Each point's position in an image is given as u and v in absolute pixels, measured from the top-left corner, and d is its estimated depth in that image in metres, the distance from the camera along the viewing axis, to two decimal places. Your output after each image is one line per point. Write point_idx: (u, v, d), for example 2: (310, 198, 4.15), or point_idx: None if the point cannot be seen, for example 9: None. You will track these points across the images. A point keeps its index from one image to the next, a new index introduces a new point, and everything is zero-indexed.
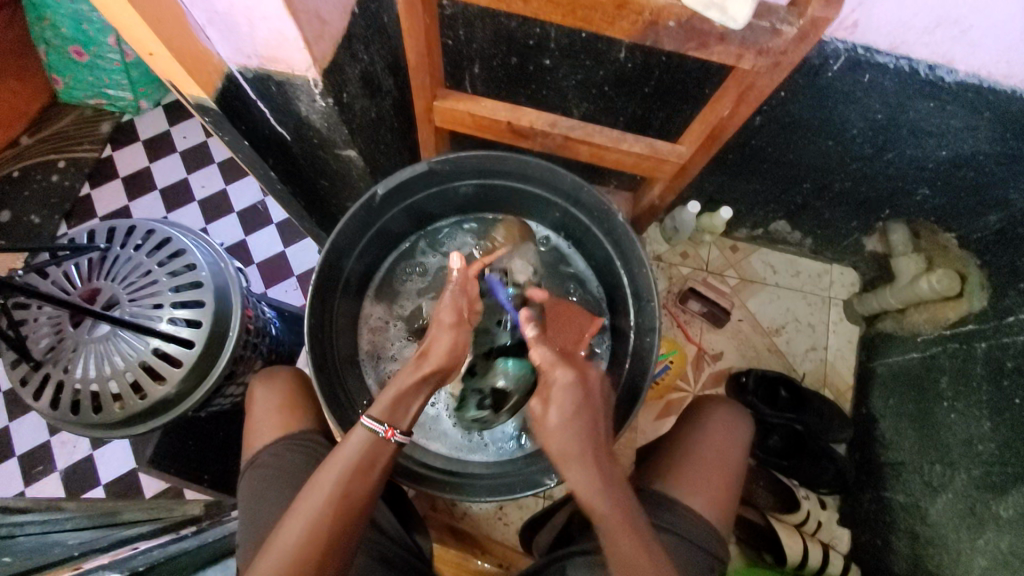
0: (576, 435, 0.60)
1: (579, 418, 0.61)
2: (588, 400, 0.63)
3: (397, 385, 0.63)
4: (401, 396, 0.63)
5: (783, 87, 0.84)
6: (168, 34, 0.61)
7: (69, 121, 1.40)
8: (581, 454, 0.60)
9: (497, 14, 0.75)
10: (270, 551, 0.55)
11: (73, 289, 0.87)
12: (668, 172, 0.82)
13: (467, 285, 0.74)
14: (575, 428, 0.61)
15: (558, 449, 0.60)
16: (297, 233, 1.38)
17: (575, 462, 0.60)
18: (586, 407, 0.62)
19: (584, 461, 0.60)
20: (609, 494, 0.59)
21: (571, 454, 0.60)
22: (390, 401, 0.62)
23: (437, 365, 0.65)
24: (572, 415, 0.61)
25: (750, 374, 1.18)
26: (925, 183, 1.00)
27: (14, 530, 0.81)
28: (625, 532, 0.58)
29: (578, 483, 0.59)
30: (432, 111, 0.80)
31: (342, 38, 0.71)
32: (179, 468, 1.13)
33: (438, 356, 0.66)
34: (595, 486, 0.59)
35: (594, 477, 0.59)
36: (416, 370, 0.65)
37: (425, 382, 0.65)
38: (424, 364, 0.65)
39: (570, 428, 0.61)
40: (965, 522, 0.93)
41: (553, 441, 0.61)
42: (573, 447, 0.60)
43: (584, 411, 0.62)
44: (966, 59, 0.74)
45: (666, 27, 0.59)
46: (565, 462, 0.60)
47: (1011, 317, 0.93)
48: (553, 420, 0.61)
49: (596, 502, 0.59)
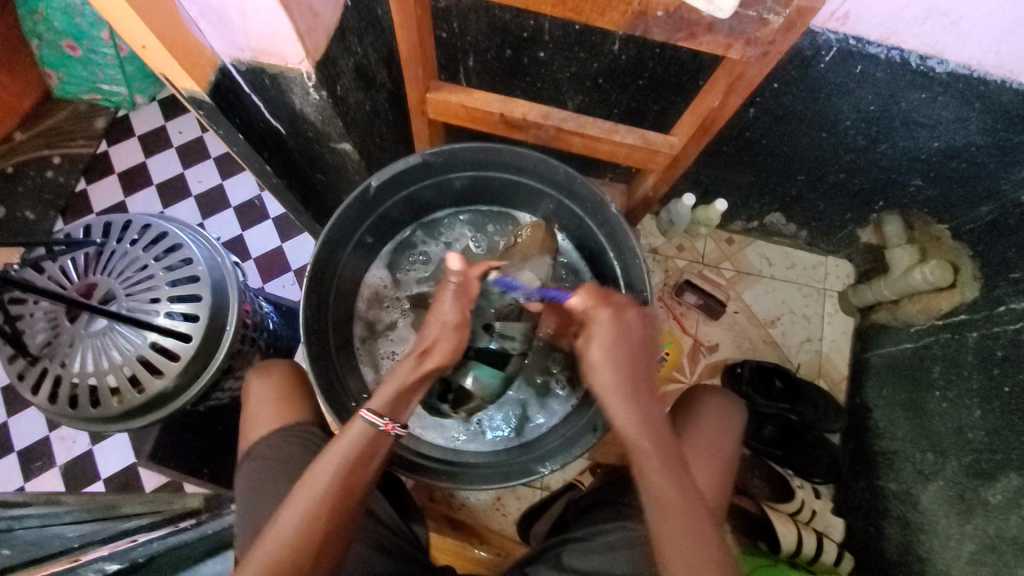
0: (617, 366, 0.65)
1: (618, 351, 0.66)
2: (628, 337, 0.67)
3: (398, 382, 0.64)
4: (401, 394, 0.64)
5: (776, 79, 0.85)
6: (160, 28, 0.61)
7: (62, 116, 1.39)
8: (619, 386, 0.64)
9: (491, 6, 0.75)
10: (266, 540, 0.55)
11: (70, 284, 0.87)
12: (661, 163, 0.82)
13: (466, 284, 0.72)
14: (614, 362, 0.65)
15: (600, 381, 0.65)
16: (294, 227, 1.38)
17: (614, 394, 0.64)
18: (624, 341, 0.66)
19: (623, 391, 0.64)
20: (645, 427, 0.62)
21: (610, 386, 0.64)
22: (392, 398, 0.63)
23: (435, 366, 0.66)
24: (611, 348, 0.66)
25: (746, 365, 1.20)
26: (918, 174, 1.01)
27: (13, 523, 0.80)
28: (651, 451, 0.60)
29: (616, 412, 0.63)
30: (425, 104, 0.80)
31: (334, 30, 0.71)
32: (177, 464, 1.12)
33: (441, 354, 0.67)
34: (634, 417, 0.63)
35: (630, 405, 0.63)
36: (417, 367, 0.65)
37: (424, 379, 0.66)
38: (427, 361, 0.66)
39: (609, 362, 0.65)
40: (955, 509, 0.94)
41: (596, 373, 0.65)
42: (612, 380, 0.64)
43: (622, 346, 0.66)
44: (957, 49, 0.75)
45: (655, 17, 0.59)
46: (607, 393, 0.64)
47: (1002, 307, 0.94)
48: (596, 354, 0.66)
49: (629, 427, 0.62)
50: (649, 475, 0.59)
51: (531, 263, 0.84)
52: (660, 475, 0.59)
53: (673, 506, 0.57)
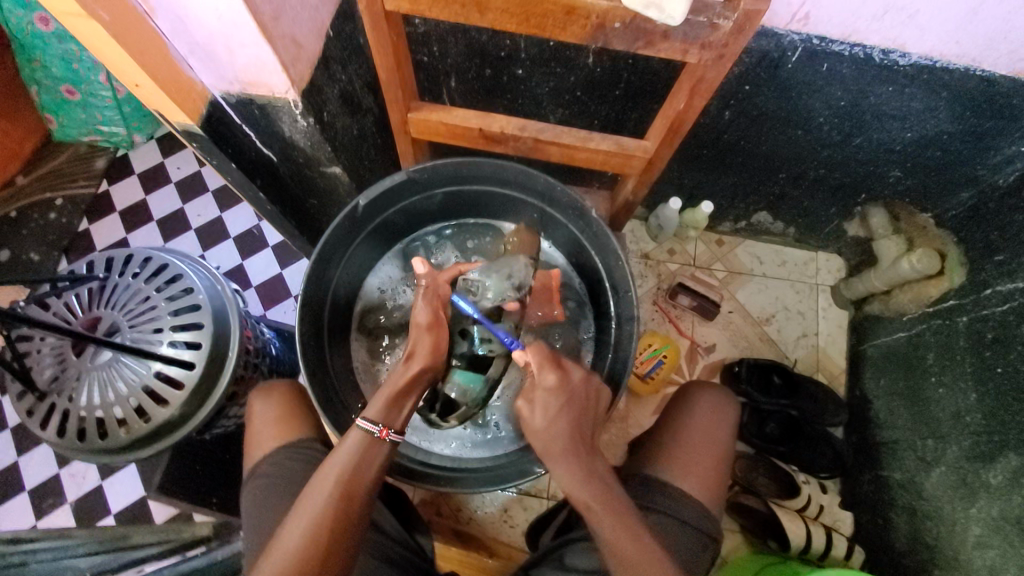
0: (561, 432, 0.63)
1: (561, 418, 0.63)
2: (572, 400, 0.65)
3: (388, 390, 0.66)
4: (392, 402, 0.65)
5: (747, 82, 0.88)
6: (153, 66, 0.64)
7: (64, 158, 1.44)
8: (563, 450, 0.62)
9: (467, 29, 0.79)
10: (273, 551, 0.57)
11: (75, 318, 0.90)
12: (637, 167, 0.85)
13: (438, 287, 0.76)
14: (560, 425, 0.63)
15: (545, 446, 0.63)
16: (293, 254, 1.41)
17: (557, 458, 0.62)
18: (570, 402, 0.65)
19: (564, 457, 0.62)
20: (593, 487, 0.61)
21: (556, 453, 0.62)
22: (385, 404, 0.65)
23: (428, 363, 0.69)
24: (555, 413, 0.63)
25: (743, 363, 1.21)
26: (896, 165, 1.03)
27: (27, 559, 0.83)
28: (611, 523, 0.60)
29: (561, 476, 0.62)
30: (408, 124, 0.83)
31: (318, 60, 0.74)
32: (187, 494, 1.12)
33: (424, 355, 0.69)
34: (577, 481, 0.61)
35: (577, 468, 0.62)
36: (405, 371, 0.67)
37: (414, 382, 0.67)
38: (421, 359, 0.68)
39: (554, 427, 0.63)
40: (958, 493, 0.94)
41: (540, 439, 0.63)
42: (558, 445, 0.62)
43: (567, 409, 0.64)
44: (916, 42, 0.78)
45: (614, 28, 0.62)
46: (549, 457, 0.63)
47: (988, 289, 0.95)
48: (538, 421, 0.63)
49: (579, 495, 0.61)
50: (612, 541, 0.60)
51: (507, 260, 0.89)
52: (623, 539, 0.60)
53: (632, 560, 0.59)
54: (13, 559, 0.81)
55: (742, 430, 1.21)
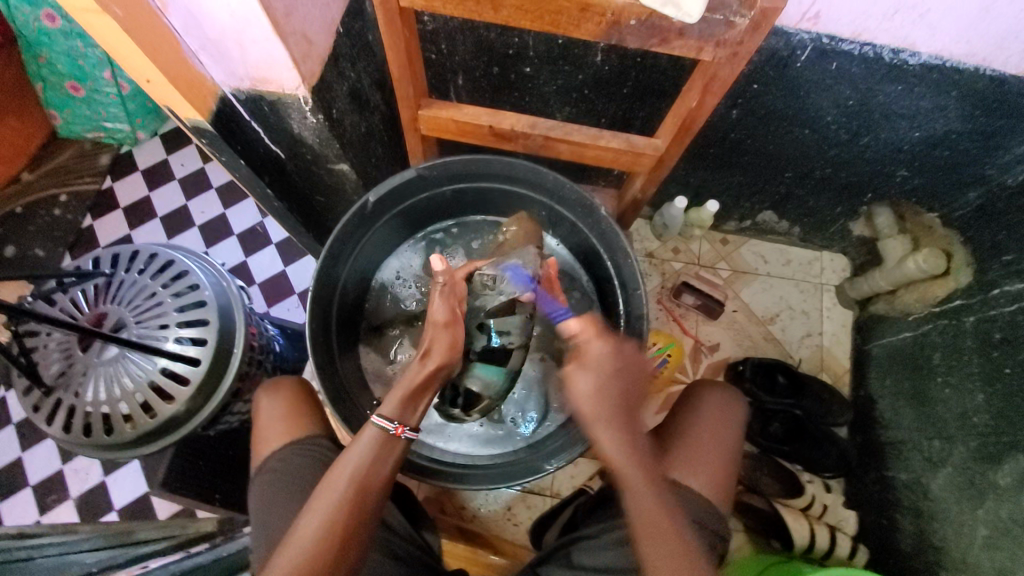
0: (609, 399, 0.62)
1: (610, 387, 0.62)
2: (624, 369, 0.63)
3: (404, 386, 0.65)
4: (408, 398, 0.65)
5: (755, 81, 0.88)
6: (165, 62, 0.64)
7: (67, 155, 1.44)
8: (611, 418, 0.61)
9: (477, 26, 0.79)
10: (288, 546, 0.56)
11: (81, 314, 0.90)
12: (646, 165, 0.85)
13: (454, 285, 0.75)
14: (609, 393, 0.62)
15: (592, 411, 0.62)
16: (298, 251, 1.41)
17: (605, 424, 0.61)
18: (623, 371, 0.63)
19: (611, 424, 0.61)
20: (633, 457, 0.61)
21: (601, 418, 0.61)
22: (400, 400, 0.64)
23: (443, 360, 0.68)
24: (605, 381, 0.62)
25: (748, 362, 1.21)
26: (903, 165, 1.03)
27: (33, 553, 0.83)
28: (647, 494, 0.60)
29: (606, 442, 0.61)
30: (417, 120, 0.83)
31: (328, 57, 0.74)
32: (189, 489, 1.08)
33: (441, 353, 0.68)
34: (620, 448, 0.61)
35: (622, 437, 0.61)
36: (421, 368, 0.67)
37: (430, 379, 0.67)
38: (437, 357, 0.67)
39: (603, 393, 0.62)
40: (964, 493, 0.94)
41: (586, 405, 0.62)
42: (603, 411, 0.62)
43: (618, 378, 0.63)
44: (927, 41, 0.78)
45: (628, 26, 0.62)
46: (596, 422, 0.62)
47: (996, 289, 0.95)
48: (586, 385, 0.62)
49: (624, 463, 0.61)
50: (642, 511, 0.60)
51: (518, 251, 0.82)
52: (653, 518, 0.60)
53: (657, 532, 0.59)
54: (19, 554, 0.81)
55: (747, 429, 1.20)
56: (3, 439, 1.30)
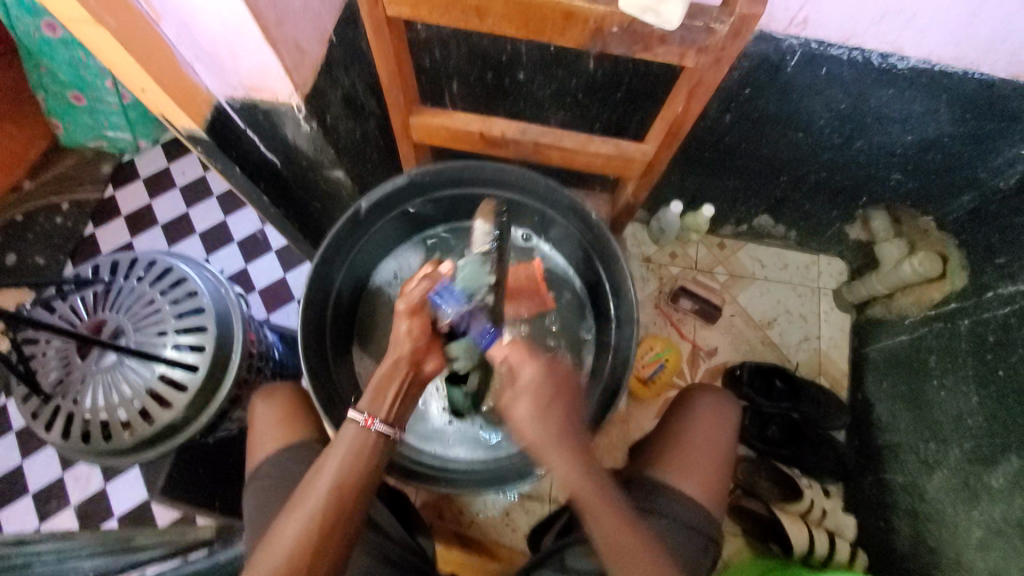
0: (549, 424, 0.60)
1: (552, 412, 0.61)
2: (559, 391, 0.62)
3: (373, 378, 0.66)
4: (376, 390, 0.65)
5: (747, 85, 0.88)
6: (159, 71, 0.66)
7: (70, 163, 1.46)
8: (556, 444, 0.60)
9: (469, 34, 0.80)
10: (268, 547, 0.57)
11: (81, 321, 0.91)
12: (637, 170, 0.85)
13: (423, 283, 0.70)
14: (547, 419, 0.60)
15: (535, 440, 0.61)
16: (297, 257, 1.42)
17: (551, 452, 0.60)
18: (558, 392, 0.62)
19: (559, 450, 0.60)
20: (589, 480, 0.60)
21: (545, 445, 0.60)
22: (372, 394, 0.65)
23: (406, 350, 0.67)
24: (545, 407, 0.61)
25: (745, 366, 1.21)
26: (896, 168, 1.04)
27: (31, 560, 0.83)
28: (610, 517, 0.60)
29: (555, 470, 0.60)
30: (409, 128, 0.84)
31: (321, 65, 0.75)
32: (186, 496, 1.07)
33: (400, 342, 0.67)
34: (575, 473, 0.60)
35: (569, 463, 0.60)
36: (387, 359, 0.67)
37: (396, 370, 0.66)
38: (399, 346, 0.67)
39: (543, 419, 0.60)
40: (960, 496, 0.94)
41: (530, 433, 0.61)
42: (550, 439, 0.60)
43: (554, 401, 0.61)
44: (914, 45, 0.78)
45: (612, 32, 0.63)
46: (544, 451, 0.60)
47: (990, 292, 0.95)
48: (525, 412, 0.61)
49: (577, 488, 0.60)
50: (610, 535, 0.60)
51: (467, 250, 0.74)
52: (619, 533, 0.60)
53: (629, 554, 0.60)
54: (18, 560, 0.82)
55: (744, 433, 1.20)
56: (4, 446, 1.31)
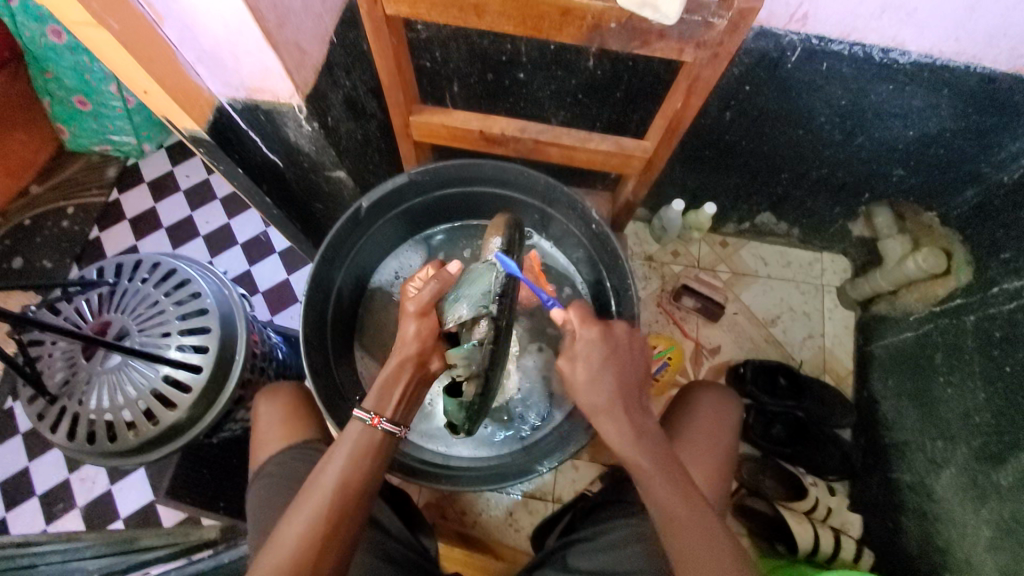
0: (603, 387, 0.63)
1: (606, 378, 0.63)
2: (615, 354, 0.65)
3: (380, 377, 0.66)
4: (385, 387, 0.66)
5: (748, 82, 0.88)
6: (162, 74, 0.66)
7: (76, 168, 1.47)
8: (609, 408, 0.62)
9: (470, 34, 0.80)
10: (274, 544, 0.57)
11: (86, 323, 0.92)
12: (637, 167, 0.86)
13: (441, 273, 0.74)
14: (602, 384, 0.63)
15: (591, 402, 0.63)
16: (300, 259, 1.42)
17: (604, 415, 0.62)
18: (611, 360, 0.64)
19: (613, 414, 0.62)
20: (641, 443, 0.62)
21: (602, 407, 0.62)
22: (379, 392, 0.65)
23: (412, 351, 0.68)
24: (599, 372, 0.63)
25: (748, 364, 1.20)
26: (899, 164, 1.03)
27: (35, 560, 0.83)
28: (660, 481, 0.60)
29: (610, 433, 0.62)
30: (410, 127, 0.84)
31: (322, 66, 0.76)
32: (194, 499, 1.08)
33: (409, 341, 0.68)
34: (627, 437, 0.62)
35: (624, 427, 0.62)
36: (392, 358, 0.68)
37: (404, 367, 0.67)
38: (405, 346, 0.68)
39: (597, 383, 0.63)
40: (968, 494, 0.93)
41: (582, 397, 0.64)
42: (603, 401, 0.63)
43: (611, 364, 0.64)
44: (916, 40, 0.78)
45: (610, 29, 0.63)
46: (599, 413, 0.63)
47: (995, 287, 0.94)
48: (582, 376, 0.64)
49: (629, 451, 0.62)
50: (662, 501, 0.59)
51: (495, 229, 0.80)
52: (673, 499, 0.59)
53: (682, 524, 0.58)
54: (23, 561, 0.81)
55: (748, 432, 1.19)
56: (11, 449, 1.31)
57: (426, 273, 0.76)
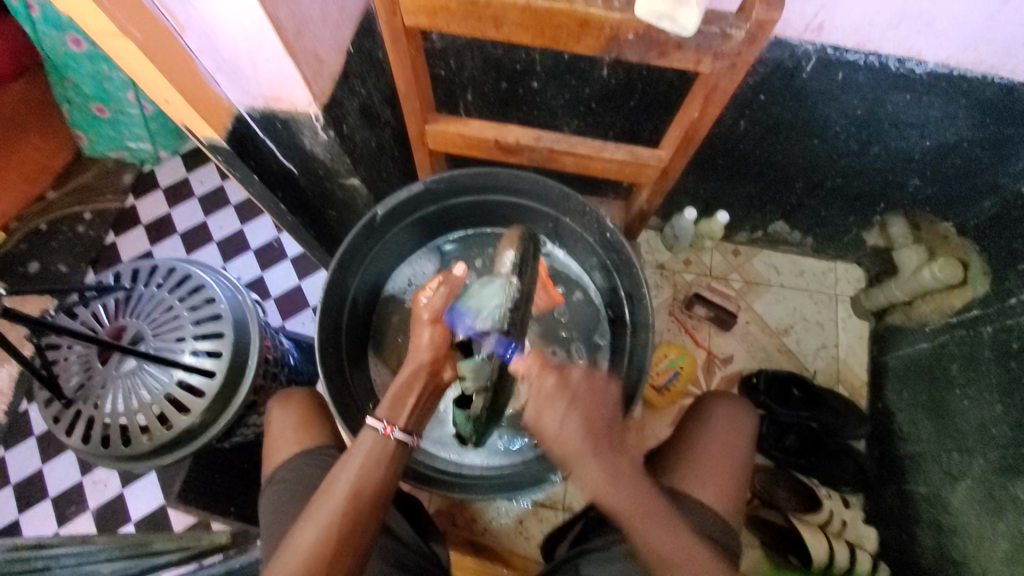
0: (574, 435, 0.61)
1: (574, 423, 0.61)
2: (579, 400, 0.62)
3: (393, 387, 0.67)
4: (397, 396, 0.66)
5: (762, 91, 0.88)
6: (183, 84, 0.67)
7: (94, 174, 1.49)
8: (585, 455, 0.60)
9: (484, 44, 0.81)
10: (287, 551, 0.57)
11: (102, 327, 0.93)
12: (651, 176, 0.85)
13: (452, 282, 0.74)
14: (572, 432, 0.61)
15: (562, 452, 0.61)
16: (312, 265, 1.43)
17: (581, 462, 0.60)
18: (580, 405, 0.62)
19: (589, 461, 0.60)
20: (621, 487, 0.60)
21: (576, 456, 0.61)
22: (391, 400, 0.66)
23: (425, 359, 0.68)
24: (566, 419, 0.61)
25: (761, 375, 1.19)
26: (915, 173, 1.02)
27: (48, 563, 0.82)
28: (651, 524, 0.61)
29: (588, 481, 0.61)
30: (425, 135, 0.85)
31: (339, 74, 0.77)
32: (204, 502, 1.10)
33: (422, 350, 0.69)
34: (605, 482, 0.60)
35: (603, 474, 0.60)
36: (404, 367, 0.68)
37: (413, 379, 0.67)
38: (418, 355, 0.68)
39: (566, 430, 0.61)
40: (986, 508, 0.91)
41: (555, 446, 0.61)
42: (575, 448, 0.60)
43: (577, 411, 0.61)
44: (932, 50, 0.78)
45: (627, 39, 0.63)
46: (571, 460, 0.61)
47: (1013, 298, 0.93)
48: (550, 426, 0.61)
49: (611, 500, 0.61)
50: (654, 544, 0.60)
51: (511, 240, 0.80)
52: (665, 538, 0.61)
53: (678, 560, 0.60)
54: (36, 564, 0.81)
55: (761, 442, 1.18)
56: (26, 450, 1.33)
57: (436, 281, 0.74)
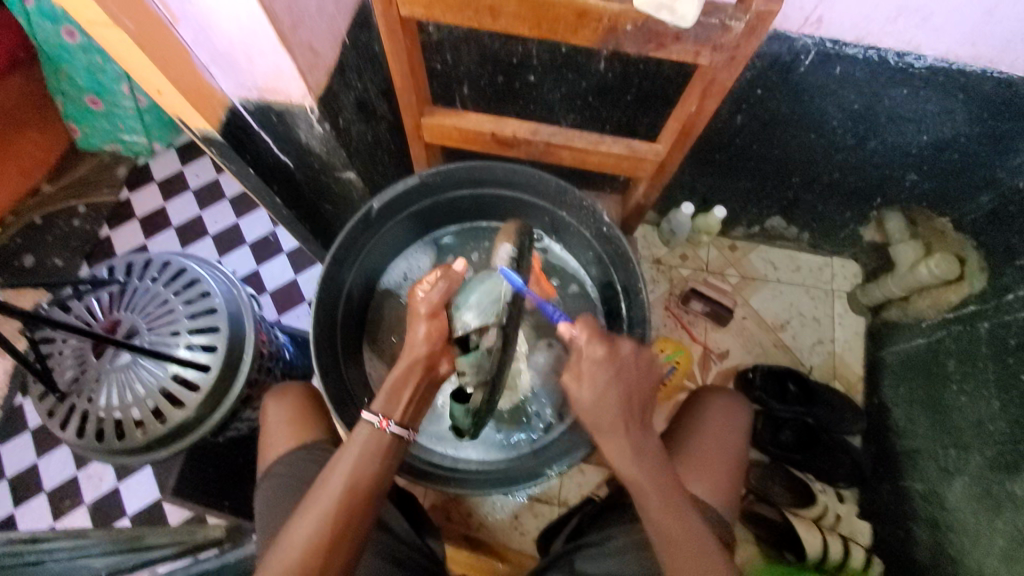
0: (608, 409, 0.60)
1: (612, 393, 0.60)
2: (623, 373, 0.62)
3: (389, 380, 0.66)
4: (393, 391, 0.65)
5: (760, 85, 0.88)
6: (176, 75, 0.67)
7: (88, 167, 1.48)
8: (612, 428, 0.60)
9: (480, 36, 0.80)
10: (281, 546, 0.57)
11: (96, 321, 0.92)
12: (648, 170, 0.85)
13: (451, 271, 0.72)
14: (607, 404, 0.60)
15: (594, 421, 0.61)
16: (308, 259, 1.43)
17: (605, 433, 0.61)
18: (621, 377, 0.61)
19: (615, 433, 0.60)
20: (639, 462, 0.60)
21: (605, 427, 0.60)
22: (386, 396, 0.65)
23: (421, 353, 0.67)
24: (606, 389, 0.60)
25: (757, 369, 1.20)
26: (912, 170, 1.03)
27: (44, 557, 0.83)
28: (655, 501, 0.60)
29: (611, 449, 0.61)
30: (421, 128, 0.84)
31: (334, 67, 0.76)
32: (198, 497, 1.08)
33: (418, 344, 0.67)
34: (626, 454, 0.60)
35: (626, 448, 0.60)
36: (398, 361, 0.67)
37: (409, 373, 0.66)
38: (413, 350, 0.67)
39: (605, 402, 0.60)
40: (981, 503, 0.92)
41: (587, 414, 0.61)
42: (607, 419, 0.60)
43: (619, 384, 0.61)
44: (932, 44, 0.78)
45: (625, 31, 0.63)
46: (598, 429, 0.61)
47: (1010, 294, 0.93)
48: (587, 395, 0.61)
49: (627, 471, 0.61)
50: (658, 523, 0.60)
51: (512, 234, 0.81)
52: (669, 522, 0.60)
53: (680, 546, 0.59)
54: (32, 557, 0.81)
55: (757, 438, 1.19)
56: (20, 445, 1.32)
57: (435, 273, 0.72)
